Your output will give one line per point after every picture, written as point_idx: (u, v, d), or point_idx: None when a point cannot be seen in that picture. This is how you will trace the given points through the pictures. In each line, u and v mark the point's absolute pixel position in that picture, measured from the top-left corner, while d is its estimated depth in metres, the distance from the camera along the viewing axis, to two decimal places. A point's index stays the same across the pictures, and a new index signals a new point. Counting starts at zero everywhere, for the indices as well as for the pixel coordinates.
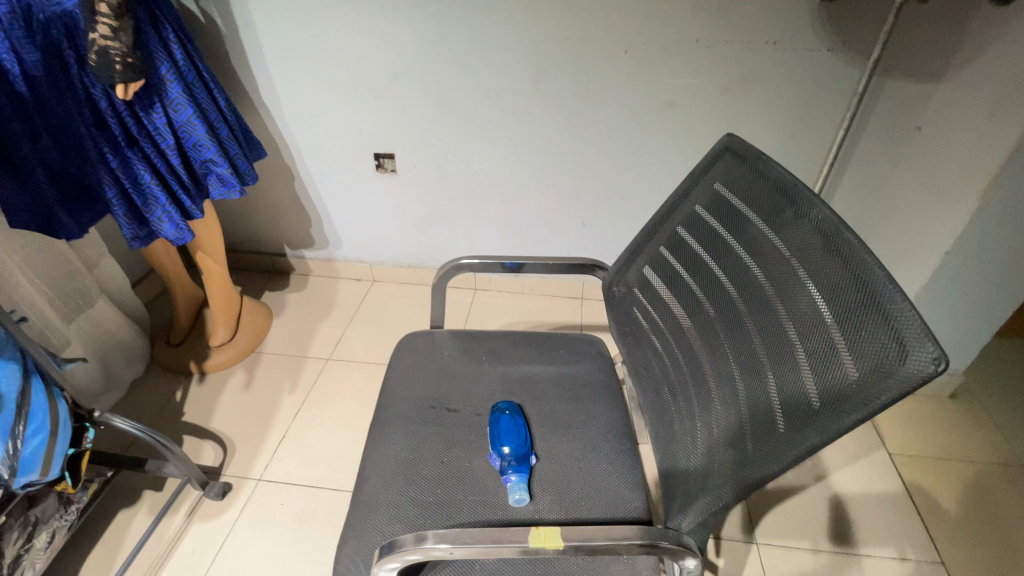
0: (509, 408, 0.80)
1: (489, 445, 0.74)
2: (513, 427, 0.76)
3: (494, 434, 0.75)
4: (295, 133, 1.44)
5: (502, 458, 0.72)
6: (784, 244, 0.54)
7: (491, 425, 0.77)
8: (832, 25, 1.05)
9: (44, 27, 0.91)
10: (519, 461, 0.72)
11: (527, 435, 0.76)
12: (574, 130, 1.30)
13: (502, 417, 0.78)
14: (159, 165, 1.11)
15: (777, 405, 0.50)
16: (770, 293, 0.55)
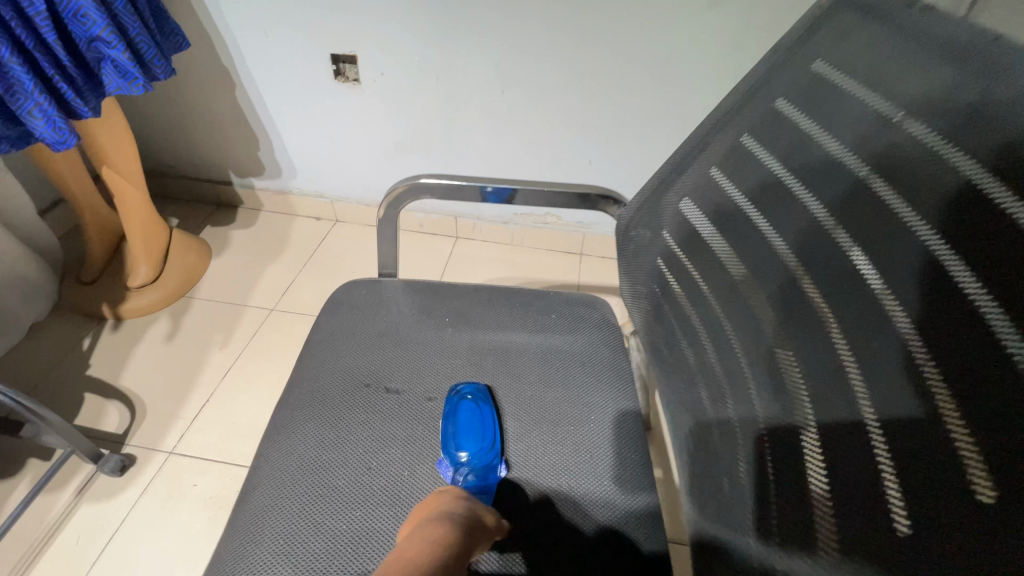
0: (474, 390, 0.57)
1: (441, 448, 0.52)
2: (477, 422, 0.53)
3: (450, 433, 0.52)
4: (231, 22, 1.13)
5: (458, 471, 0.50)
6: (973, 134, 0.28)
7: (446, 417, 0.54)
8: None
9: None
10: (482, 475, 0.50)
11: (497, 432, 0.53)
12: (588, 33, 1.01)
13: (463, 404, 0.55)
14: (24, 39, 0.80)
15: (968, 453, 0.25)
16: (935, 225, 0.30)
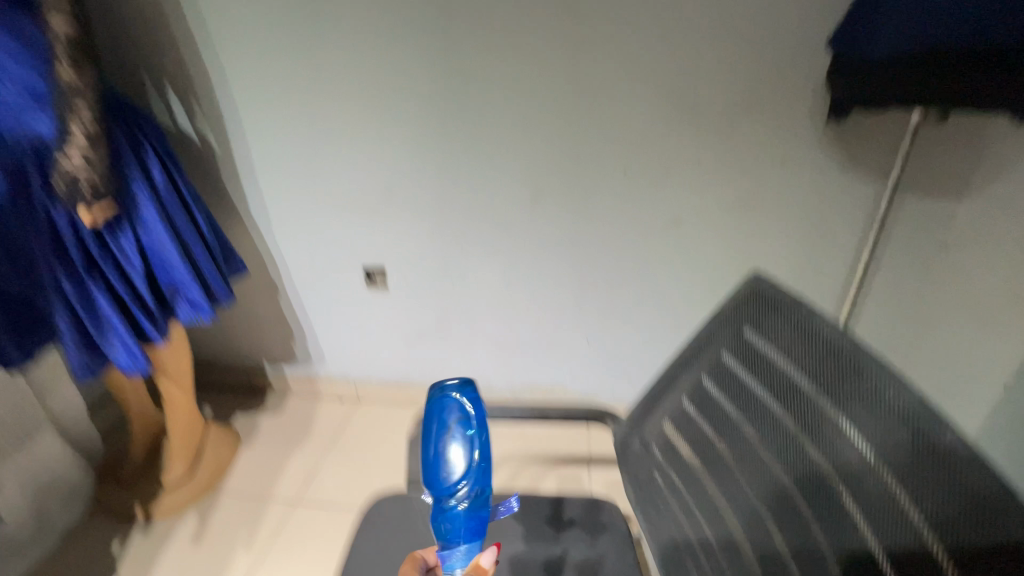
0: (469, 394, 0.68)
1: (424, 470, 0.64)
2: (467, 439, 0.64)
3: (437, 450, 0.64)
4: (282, 243, 1.37)
5: (445, 498, 0.61)
6: (859, 436, 0.43)
7: (438, 428, 0.66)
8: (838, 148, 1.06)
9: (10, 152, 0.86)
10: (469, 511, 0.60)
11: (487, 453, 0.64)
12: (577, 241, 1.24)
13: (451, 406, 0.67)
14: (120, 292, 1.00)
15: None
16: (842, 493, 0.44)
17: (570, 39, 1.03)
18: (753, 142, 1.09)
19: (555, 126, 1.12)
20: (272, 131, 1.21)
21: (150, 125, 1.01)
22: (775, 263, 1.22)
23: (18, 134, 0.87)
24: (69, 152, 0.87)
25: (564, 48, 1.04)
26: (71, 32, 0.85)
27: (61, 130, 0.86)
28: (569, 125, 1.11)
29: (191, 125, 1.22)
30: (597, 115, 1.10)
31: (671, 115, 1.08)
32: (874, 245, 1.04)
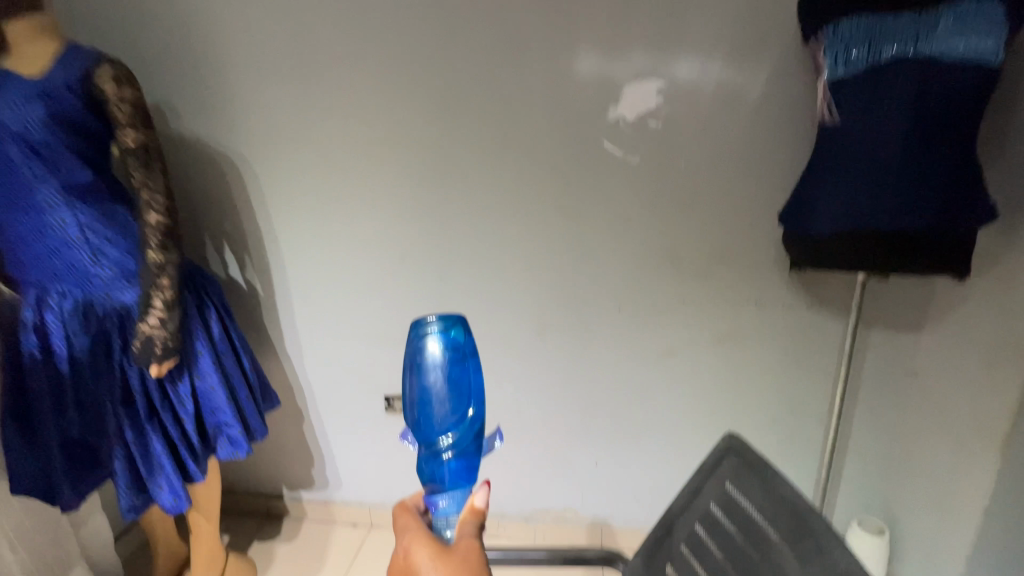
0: (455, 331, 0.61)
1: (408, 413, 0.61)
2: (454, 382, 0.59)
3: (419, 396, 0.59)
4: (311, 374, 1.48)
5: (430, 444, 0.58)
6: None
7: (419, 375, 0.60)
8: (804, 291, 1.24)
9: (100, 318, 1.04)
10: (456, 462, 0.58)
11: (476, 396, 0.59)
12: (583, 368, 1.37)
13: (433, 351, 0.60)
14: (173, 435, 1.12)
15: None
16: None
17: (570, 204, 1.23)
18: (732, 286, 1.26)
19: (559, 273, 1.29)
20: (311, 278, 1.37)
21: (213, 286, 1.19)
22: (763, 386, 1.34)
23: (108, 303, 1.04)
24: (148, 317, 1.02)
25: (566, 211, 1.24)
26: (162, 220, 1.02)
27: (145, 299, 1.02)
28: (571, 272, 1.29)
29: (240, 273, 1.38)
30: (596, 263, 1.27)
31: (659, 262, 1.26)
32: (844, 376, 1.18)
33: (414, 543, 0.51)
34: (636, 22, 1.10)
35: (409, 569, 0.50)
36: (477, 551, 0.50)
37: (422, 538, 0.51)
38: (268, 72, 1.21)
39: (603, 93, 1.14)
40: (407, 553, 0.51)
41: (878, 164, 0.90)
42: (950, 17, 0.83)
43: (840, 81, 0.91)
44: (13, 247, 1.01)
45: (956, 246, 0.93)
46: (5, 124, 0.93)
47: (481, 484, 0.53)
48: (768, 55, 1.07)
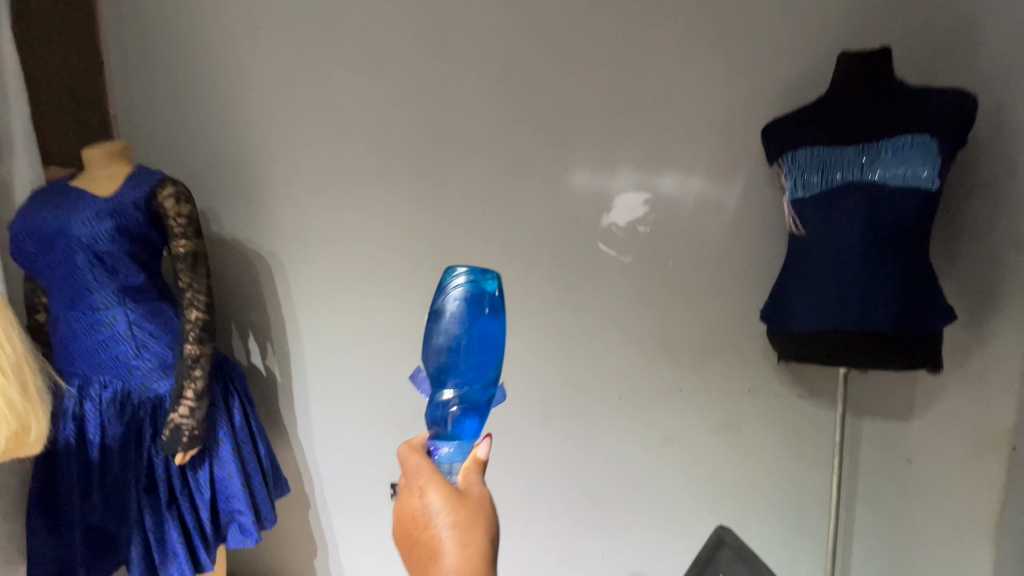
0: (489, 290, 0.69)
1: (428, 356, 0.68)
2: (480, 338, 0.67)
3: (445, 343, 0.67)
4: (320, 463, 1.51)
5: (447, 391, 0.67)
6: None
7: (449, 324, 0.67)
8: (793, 380, 1.32)
9: (134, 407, 1.12)
10: (467, 414, 0.67)
11: (497, 353, 0.68)
12: (585, 455, 1.41)
13: (466, 305, 0.68)
14: (188, 522, 1.17)
15: None
16: None
17: (571, 299, 1.34)
18: (725, 375, 1.34)
19: (562, 362, 1.37)
20: (326, 366, 1.45)
21: (238, 375, 1.28)
22: (762, 474, 1.37)
23: (143, 393, 1.13)
24: (178, 406, 1.10)
25: (567, 305, 1.34)
26: (201, 316, 1.12)
27: (178, 389, 1.10)
28: (573, 360, 1.37)
29: (261, 360, 1.47)
30: (595, 353, 1.36)
31: (654, 353, 1.34)
32: (836, 468, 1.22)
33: (428, 484, 0.58)
34: (625, 145, 1.27)
35: (425, 505, 0.57)
36: (484, 493, 0.58)
37: (435, 479, 0.58)
38: (303, 184, 1.37)
39: (598, 203, 1.29)
40: (422, 493, 0.58)
41: (842, 272, 1.02)
42: (890, 148, 0.98)
43: (801, 200, 1.05)
44: (65, 341, 1.12)
45: (922, 345, 1.02)
46: (75, 235, 1.06)
47: (489, 437, 0.62)
48: (741, 170, 1.25)
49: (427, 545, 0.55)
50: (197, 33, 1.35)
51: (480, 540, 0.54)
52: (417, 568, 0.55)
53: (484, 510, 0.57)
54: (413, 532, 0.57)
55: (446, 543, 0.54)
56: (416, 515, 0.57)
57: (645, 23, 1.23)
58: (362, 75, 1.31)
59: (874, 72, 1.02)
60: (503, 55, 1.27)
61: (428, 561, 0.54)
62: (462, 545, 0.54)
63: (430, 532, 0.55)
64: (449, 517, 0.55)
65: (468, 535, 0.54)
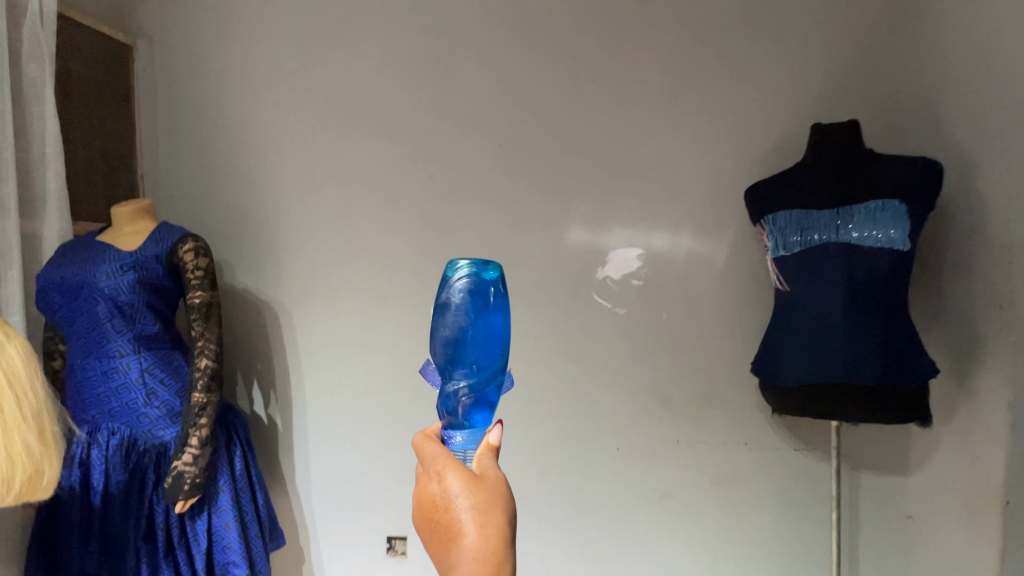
0: (492, 280, 0.68)
1: (435, 348, 0.67)
2: (486, 329, 0.66)
3: (452, 335, 0.66)
4: (316, 515, 1.50)
5: (456, 384, 0.66)
6: None
7: (455, 316, 0.66)
8: (789, 432, 1.34)
9: (139, 454, 1.15)
10: (477, 404, 0.66)
11: (503, 343, 0.67)
12: (583, 509, 1.40)
13: (471, 296, 0.67)
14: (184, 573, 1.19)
15: None
16: None
17: (569, 350, 1.37)
18: (721, 427, 1.35)
19: (560, 412, 1.39)
20: (327, 414, 1.48)
21: (241, 423, 1.31)
22: (761, 531, 1.36)
23: (149, 440, 1.16)
24: (182, 453, 1.12)
25: (565, 357, 1.38)
26: (211, 364, 1.16)
27: (183, 437, 1.13)
28: (571, 411, 1.39)
29: (264, 408, 1.49)
30: (593, 403, 1.38)
31: (651, 404, 1.37)
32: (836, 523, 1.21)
33: (446, 469, 0.59)
34: (619, 205, 1.35)
35: (444, 489, 0.58)
36: (501, 475, 0.59)
37: (452, 464, 0.59)
38: (314, 240, 1.45)
39: (594, 259, 1.36)
40: (440, 478, 0.59)
41: (825, 327, 1.06)
42: (862, 211, 1.05)
43: (782, 259, 1.12)
44: (79, 388, 1.16)
45: (909, 399, 1.05)
46: (98, 286, 1.13)
47: (501, 425, 0.62)
48: (728, 229, 1.32)
49: (447, 527, 0.57)
50: (225, 102, 1.47)
51: (499, 521, 0.56)
52: (438, 548, 0.57)
53: (501, 492, 0.58)
54: (433, 515, 0.58)
55: (467, 525, 0.56)
56: (436, 499, 0.58)
57: (636, 97, 1.34)
58: (374, 140, 1.42)
59: (845, 143, 1.11)
60: (504, 124, 1.38)
61: (449, 542, 0.56)
62: (482, 526, 0.56)
63: (450, 514, 0.57)
64: (469, 500, 0.56)
65: (487, 517, 0.56)
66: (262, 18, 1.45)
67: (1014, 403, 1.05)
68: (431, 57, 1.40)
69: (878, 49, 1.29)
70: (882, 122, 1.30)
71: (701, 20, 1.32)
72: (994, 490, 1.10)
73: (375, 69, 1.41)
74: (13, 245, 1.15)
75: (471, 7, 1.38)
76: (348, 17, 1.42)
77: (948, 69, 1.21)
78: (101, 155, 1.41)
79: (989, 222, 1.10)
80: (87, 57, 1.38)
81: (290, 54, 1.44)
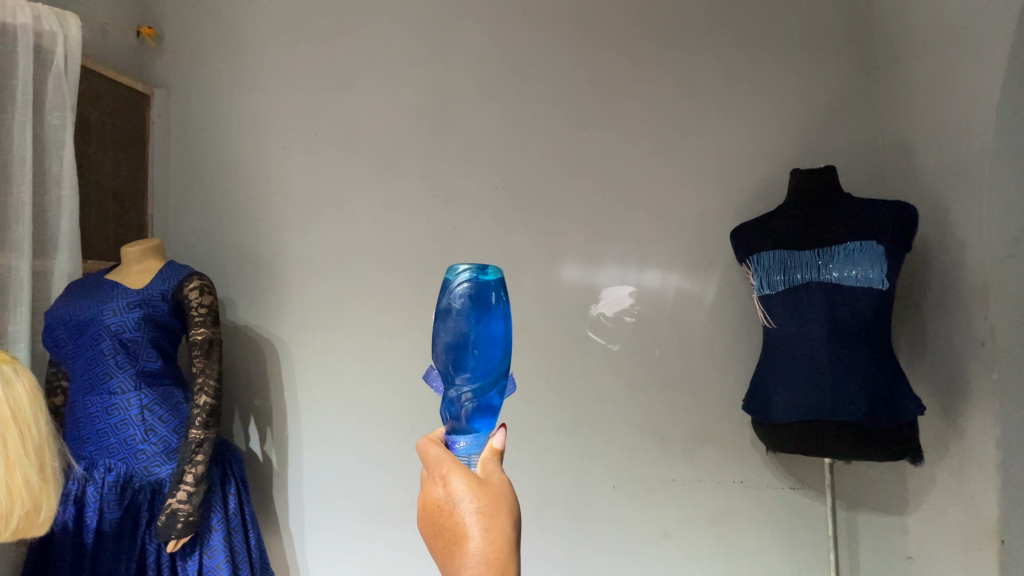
0: (491, 286, 0.70)
1: (438, 354, 0.69)
2: (487, 335, 0.68)
3: (453, 340, 0.68)
4: (309, 556, 1.48)
5: (459, 390, 0.67)
6: None
7: (456, 322, 0.68)
8: (784, 470, 1.34)
9: (134, 491, 1.16)
10: (480, 410, 0.68)
11: (504, 348, 0.69)
12: (580, 550, 1.38)
13: (472, 301, 0.69)
14: None
15: None
16: None
17: (564, 386, 1.39)
18: (717, 464, 1.36)
19: (556, 449, 1.39)
20: (322, 452, 1.48)
21: (236, 460, 1.31)
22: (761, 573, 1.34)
23: (144, 477, 1.17)
24: (177, 491, 1.12)
25: (560, 393, 1.39)
26: (210, 401, 1.18)
27: (179, 474, 1.13)
28: (567, 447, 1.39)
29: (260, 445, 1.50)
30: (588, 440, 1.38)
31: (646, 441, 1.37)
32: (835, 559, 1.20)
33: (450, 473, 0.60)
34: (611, 245, 1.40)
35: (449, 493, 0.59)
36: (505, 478, 0.59)
37: (457, 468, 0.60)
38: (316, 278, 1.49)
39: (587, 296, 1.39)
40: (445, 482, 0.60)
41: (811, 364, 1.09)
42: (841, 252, 1.10)
43: (767, 297, 1.16)
44: (79, 423, 1.18)
45: (899, 436, 1.06)
46: (104, 323, 1.16)
47: (505, 430, 0.64)
48: (715, 269, 1.37)
49: (453, 531, 0.57)
50: (235, 147, 1.54)
51: (504, 525, 0.57)
52: (444, 552, 0.58)
53: (506, 495, 0.59)
54: (438, 518, 0.59)
55: (471, 529, 0.56)
56: (441, 503, 0.59)
57: (625, 142, 1.41)
58: (376, 182, 1.48)
59: (822, 187, 1.17)
60: (501, 167, 1.44)
61: (454, 545, 0.57)
62: (486, 530, 0.56)
63: (455, 518, 0.57)
64: (473, 504, 0.57)
65: (491, 520, 0.57)
66: (273, 70, 1.54)
67: (1002, 440, 1.07)
68: (432, 105, 1.48)
69: (853, 99, 1.37)
70: (860, 166, 1.36)
71: (685, 72, 1.41)
72: (989, 529, 1.10)
73: (378, 116, 1.49)
74: (24, 282, 1.19)
75: (470, 59, 1.47)
76: (354, 69, 1.51)
77: (918, 118, 1.29)
78: (114, 197, 1.47)
79: (965, 263, 1.15)
80: (106, 105, 1.46)
81: (299, 104, 1.52)
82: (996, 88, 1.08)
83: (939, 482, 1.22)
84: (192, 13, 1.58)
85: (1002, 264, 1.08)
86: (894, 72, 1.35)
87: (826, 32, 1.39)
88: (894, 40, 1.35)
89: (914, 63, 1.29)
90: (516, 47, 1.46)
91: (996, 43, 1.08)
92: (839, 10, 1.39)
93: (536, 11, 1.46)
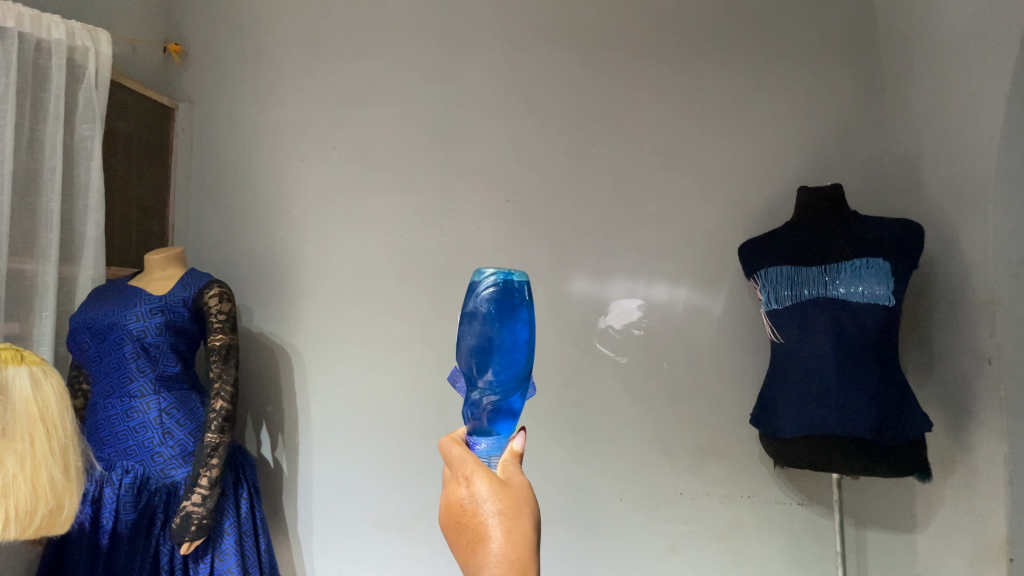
0: (517, 291, 0.73)
1: (461, 357, 0.71)
2: (511, 339, 0.70)
3: (478, 344, 0.70)
4: (317, 564, 1.49)
5: (481, 393, 0.70)
6: None
7: (481, 325, 0.71)
8: (792, 485, 1.35)
9: (150, 493, 1.18)
10: (501, 413, 0.70)
11: (527, 353, 0.71)
12: (587, 562, 1.38)
13: (497, 305, 0.71)
14: None
15: None
16: None
17: (573, 398, 1.41)
18: (724, 479, 1.36)
19: (564, 457, 1.40)
20: (333, 457, 1.50)
21: (249, 465, 1.33)
22: None
23: (160, 480, 1.19)
24: (192, 494, 1.15)
25: (567, 404, 1.41)
26: (226, 406, 1.21)
27: (194, 478, 1.16)
28: (574, 456, 1.40)
29: (271, 450, 1.52)
30: (595, 451, 1.39)
31: (653, 454, 1.38)
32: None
33: (473, 474, 0.62)
34: (620, 259, 1.42)
35: (472, 494, 0.61)
36: (526, 481, 0.62)
37: (479, 469, 0.62)
38: (331, 286, 1.53)
39: (596, 309, 1.42)
40: (468, 483, 0.62)
41: (818, 378, 1.10)
42: (848, 269, 1.12)
43: (775, 311, 1.18)
44: (99, 425, 1.21)
45: (907, 454, 1.06)
46: (128, 328, 1.20)
47: (525, 433, 0.66)
48: (722, 286, 1.39)
49: (475, 530, 0.59)
50: (255, 160, 1.59)
51: (525, 527, 0.59)
52: (466, 552, 0.60)
53: (526, 498, 0.61)
54: (460, 518, 0.61)
55: (493, 529, 0.58)
56: (464, 503, 0.61)
57: (635, 158, 1.44)
58: (391, 196, 1.52)
59: (831, 204, 1.19)
60: (512, 182, 1.47)
61: (476, 544, 0.58)
62: (508, 531, 0.58)
63: (477, 518, 0.59)
64: (495, 505, 0.59)
65: (512, 522, 0.58)
66: (294, 86, 1.59)
67: (1008, 459, 1.07)
68: (447, 121, 1.52)
69: (859, 121, 1.40)
70: (866, 184, 1.38)
71: (694, 94, 1.44)
72: (997, 548, 1.10)
73: (394, 131, 1.54)
74: (51, 288, 1.23)
75: (484, 77, 1.51)
76: (372, 87, 1.56)
77: (922, 141, 1.31)
78: (137, 206, 1.52)
79: (971, 282, 1.16)
80: (133, 117, 1.52)
81: (319, 119, 1.57)
82: (1000, 112, 1.11)
83: (946, 500, 1.22)
84: (217, 31, 1.64)
85: (1007, 283, 1.10)
86: (900, 93, 1.38)
87: (833, 54, 1.42)
88: (900, 63, 1.38)
89: (919, 88, 1.32)
90: (529, 67, 1.50)
91: (1001, 68, 1.11)
92: (847, 33, 1.42)
93: (549, 31, 1.50)
